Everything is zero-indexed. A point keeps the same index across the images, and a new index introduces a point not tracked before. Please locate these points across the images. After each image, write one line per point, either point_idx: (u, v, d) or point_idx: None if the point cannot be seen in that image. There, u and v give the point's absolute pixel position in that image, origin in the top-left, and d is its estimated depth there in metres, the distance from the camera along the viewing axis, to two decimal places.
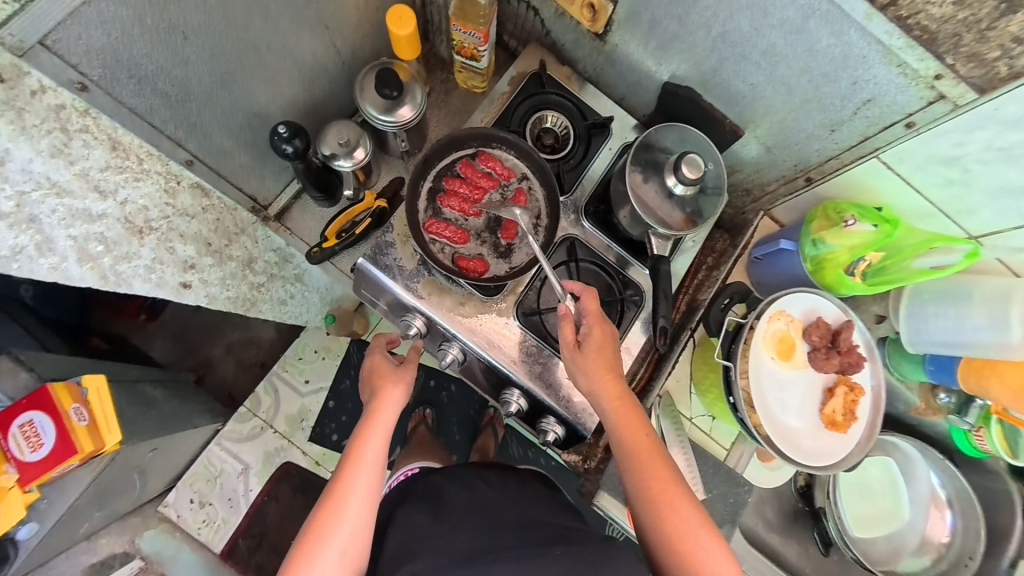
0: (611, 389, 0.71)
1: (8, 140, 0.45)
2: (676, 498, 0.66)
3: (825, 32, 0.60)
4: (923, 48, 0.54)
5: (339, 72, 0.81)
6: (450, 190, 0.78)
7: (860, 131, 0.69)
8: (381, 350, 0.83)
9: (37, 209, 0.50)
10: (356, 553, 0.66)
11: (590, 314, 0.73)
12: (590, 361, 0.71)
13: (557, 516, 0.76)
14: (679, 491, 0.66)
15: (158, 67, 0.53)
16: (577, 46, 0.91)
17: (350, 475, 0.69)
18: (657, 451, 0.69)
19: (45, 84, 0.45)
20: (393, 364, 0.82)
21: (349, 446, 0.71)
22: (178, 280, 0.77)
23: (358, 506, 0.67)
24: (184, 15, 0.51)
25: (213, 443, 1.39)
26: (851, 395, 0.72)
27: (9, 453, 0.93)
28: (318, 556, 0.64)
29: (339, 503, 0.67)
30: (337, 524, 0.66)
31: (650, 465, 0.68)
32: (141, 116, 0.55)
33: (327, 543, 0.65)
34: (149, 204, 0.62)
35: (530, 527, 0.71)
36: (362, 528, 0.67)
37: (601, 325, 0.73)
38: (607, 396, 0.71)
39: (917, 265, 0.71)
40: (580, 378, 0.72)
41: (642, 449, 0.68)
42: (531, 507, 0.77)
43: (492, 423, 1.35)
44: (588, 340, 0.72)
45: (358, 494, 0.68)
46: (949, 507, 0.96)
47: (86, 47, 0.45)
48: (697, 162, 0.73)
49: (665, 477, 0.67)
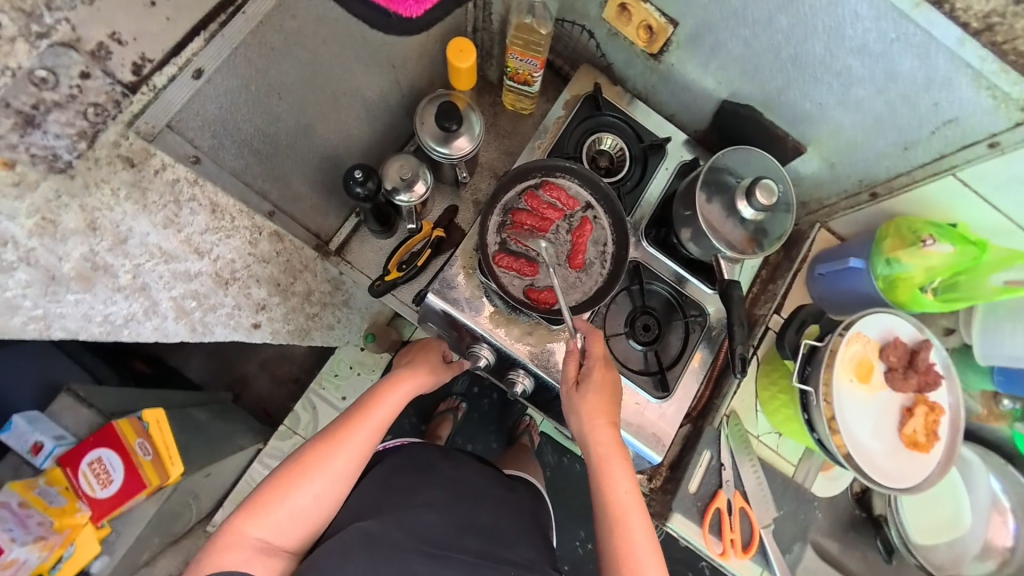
0: (600, 434, 0.71)
1: (131, 218, 0.55)
2: (640, 550, 0.64)
3: (909, 56, 0.59)
4: (1017, 72, 0.54)
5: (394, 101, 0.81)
6: (517, 222, 0.78)
7: (936, 151, 0.69)
8: (434, 347, 0.86)
9: (148, 276, 0.59)
10: (327, 501, 0.66)
11: (592, 356, 0.74)
12: (585, 404, 0.72)
13: (525, 539, 0.73)
14: (646, 543, 0.65)
15: (256, 128, 0.66)
16: (629, 65, 0.90)
17: (351, 429, 0.69)
18: (636, 502, 0.67)
19: (166, 161, 0.57)
20: (438, 359, 0.83)
21: (360, 402, 0.71)
22: (249, 321, 0.77)
23: (346, 461, 0.67)
24: (279, 77, 0.65)
25: (256, 461, 1.34)
26: (930, 415, 0.75)
27: (79, 490, 0.92)
28: (293, 490, 0.65)
29: (331, 450, 0.67)
30: (323, 470, 0.66)
31: (626, 512, 0.66)
32: (236, 175, 0.67)
33: (305, 482, 0.65)
34: (235, 256, 0.68)
35: (497, 540, 0.70)
36: (340, 482, 0.67)
37: (603, 370, 0.73)
38: (596, 440, 0.71)
39: (994, 282, 0.75)
40: (571, 416, 0.73)
41: (621, 493, 0.67)
42: (506, 518, 0.75)
43: (525, 432, 1.33)
44: (587, 382, 0.73)
45: (350, 450, 0.68)
46: (1012, 512, 0.97)
47: (200, 120, 0.60)
48: (771, 188, 0.72)
49: (633, 525, 0.66)
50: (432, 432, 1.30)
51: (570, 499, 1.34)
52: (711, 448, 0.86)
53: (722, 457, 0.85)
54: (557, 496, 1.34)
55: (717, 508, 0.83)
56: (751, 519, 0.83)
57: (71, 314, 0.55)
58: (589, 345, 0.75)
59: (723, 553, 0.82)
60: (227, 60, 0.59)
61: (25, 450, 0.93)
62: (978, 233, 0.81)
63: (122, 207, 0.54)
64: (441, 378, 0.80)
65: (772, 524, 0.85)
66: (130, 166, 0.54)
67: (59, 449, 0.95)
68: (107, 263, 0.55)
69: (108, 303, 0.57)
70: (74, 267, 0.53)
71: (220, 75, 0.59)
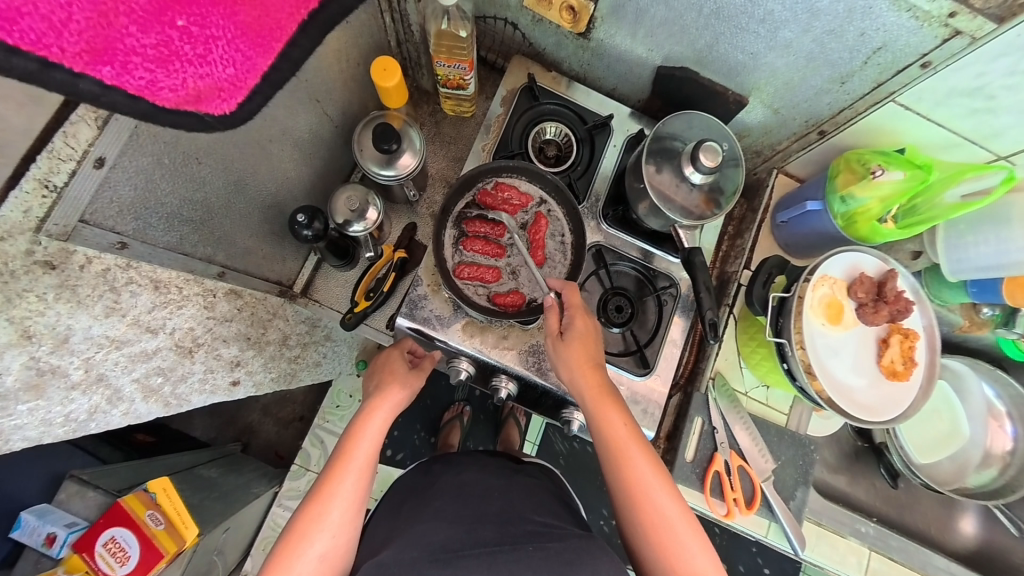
0: (591, 382, 0.68)
1: (67, 316, 0.49)
2: (659, 499, 0.63)
3: None
4: None
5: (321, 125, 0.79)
6: (472, 232, 0.79)
7: (872, 79, 0.70)
8: (399, 349, 0.82)
9: (103, 366, 0.56)
10: (336, 556, 0.63)
11: (572, 306, 0.71)
12: (572, 354, 0.68)
13: (540, 511, 0.72)
14: (666, 500, 0.63)
15: (183, 198, 0.59)
16: (560, 47, 0.89)
17: (337, 478, 0.66)
18: (636, 446, 0.66)
19: (91, 255, 0.49)
20: (407, 365, 0.79)
21: (338, 447, 0.69)
22: (227, 380, 0.80)
23: (343, 510, 0.65)
24: (195, 144, 0.56)
25: (275, 504, 1.30)
26: (906, 341, 0.76)
27: (100, 571, 0.89)
28: (295, 558, 0.61)
29: (322, 506, 0.64)
30: (320, 527, 0.63)
31: (629, 463, 0.65)
32: (175, 249, 0.60)
33: (306, 545, 0.62)
34: (193, 324, 0.66)
35: (511, 521, 0.68)
36: (342, 533, 0.64)
37: (584, 316, 0.71)
38: (588, 390, 0.68)
39: (949, 200, 0.73)
40: (563, 371, 0.69)
41: (625, 459, 0.65)
42: (518, 499, 0.73)
43: (513, 413, 1.33)
44: (571, 331, 0.70)
45: (342, 499, 0.65)
46: (1008, 416, 0.99)
47: (117, 207, 0.50)
48: (714, 149, 0.71)
49: (649, 487, 0.64)
50: (442, 441, 1.29)
51: (590, 480, 1.35)
52: (702, 414, 0.88)
53: (714, 421, 0.87)
54: (574, 479, 1.35)
55: (716, 470, 0.84)
56: (751, 475, 0.85)
57: (27, 423, 0.51)
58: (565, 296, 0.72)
59: (728, 513, 0.84)
60: (130, 142, 0.48)
61: (39, 545, 0.92)
62: (927, 150, 0.81)
63: (53, 308, 0.47)
64: (420, 387, 0.77)
65: (772, 475, 0.87)
66: (52, 269, 0.46)
67: (72, 536, 0.93)
68: (53, 364, 0.50)
69: (67, 402, 0.54)
70: (18, 379, 0.47)
71: (127, 158, 0.49)
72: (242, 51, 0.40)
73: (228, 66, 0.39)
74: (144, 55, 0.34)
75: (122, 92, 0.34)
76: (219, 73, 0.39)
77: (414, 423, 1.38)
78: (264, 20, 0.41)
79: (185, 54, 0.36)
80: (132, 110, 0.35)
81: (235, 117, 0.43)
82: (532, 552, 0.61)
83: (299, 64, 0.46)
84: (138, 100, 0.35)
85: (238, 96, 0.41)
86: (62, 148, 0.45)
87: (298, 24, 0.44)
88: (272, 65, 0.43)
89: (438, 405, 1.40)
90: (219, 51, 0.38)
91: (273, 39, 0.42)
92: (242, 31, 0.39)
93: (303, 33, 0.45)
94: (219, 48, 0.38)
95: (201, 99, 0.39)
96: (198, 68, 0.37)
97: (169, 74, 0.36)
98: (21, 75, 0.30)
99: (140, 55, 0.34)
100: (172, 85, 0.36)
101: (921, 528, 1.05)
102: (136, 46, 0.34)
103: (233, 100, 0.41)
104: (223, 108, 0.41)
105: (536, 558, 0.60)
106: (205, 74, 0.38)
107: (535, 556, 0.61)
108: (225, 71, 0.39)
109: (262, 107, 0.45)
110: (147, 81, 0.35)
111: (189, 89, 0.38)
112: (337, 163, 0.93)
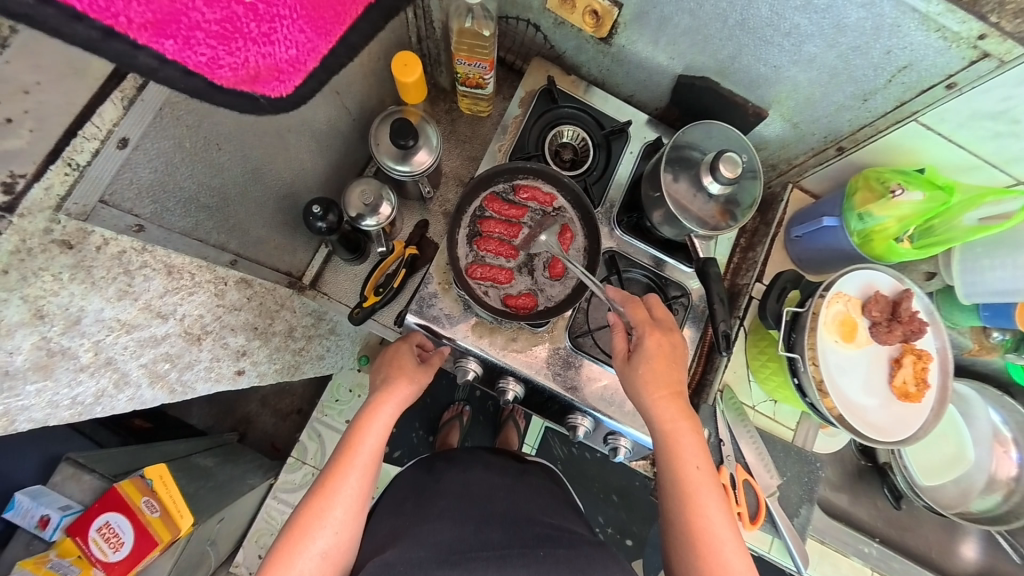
0: (665, 408, 0.67)
1: (80, 298, 0.48)
2: (725, 547, 0.62)
3: (855, 8, 0.58)
4: (963, 11, 0.54)
5: (336, 117, 0.79)
6: (486, 232, 0.79)
7: (895, 97, 0.70)
8: (407, 344, 0.80)
9: (112, 351, 0.55)
10: (339, 554, 0.62)
11: (639, 323, 0.70)
12: (642, 376, 0.67)
13: (549, 513, 0.71)
14: (731, 542, 0.62)
15: (200, 183, 0.58)
16: (580, 51, 0.89)
17: (340, 475, 0.65)
18: (705, 477, 0.65)
19: (107, 237, 0.48)
20: (416, 360, 0.78)
21: (343, 442, 0.68)
22: (232, 369, 0.79)
23: (346, 507, 0.64)
24: (216, 131, 0.56)
25: (269, 497, 1.28)
26: (919, 363, 0.76)
27: (93, 557, 0.88)
28: (297, 555, 0.60)
29: (326, 502, 0.63)
30: (322, 523, 0.62)
31: (697, 504, 0.63)
32: (188, 235, 0.60)
33: (309, 542, 0.61)
34: (202, 311, 0.65)
35: (520, 523, 0.67)
36: (345, 531, 0.63)
37: (655, 334, 0.69)
38: (660, 415, 0.67)
39: (967, 222, 0.72)
40: (631, 392, 0.69)
41: (693, 500, 0.63)
42: (526, 498, 0.74)
43: (513, 415, 1.32)
44: (639, 352, 0.69)
45: (346, 496, 0.64)
46: (1013, 443, 0.99)
47: (136, 188, 0.50)
48: (734, 159, 0.71)
49: (712, 526, 0.62)
50: (442, 440, 1.28)
51: (588, 487, 1.34)
52: (708, 426, 0.87)
53: (720, 433, 0.86)
54: (572, 485, 1.34)
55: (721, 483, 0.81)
56: (756, 489, 0.83)
57: (34, 404, 0.50)
58: (631, 314, 0.71)
59: None
60: (153, 123, 0.48)
61: (32, 527, 0.91)
62: (946, 171, 0.81)
63: (67, 289, 0.47)
64: (428, 384, 0.76)
65: (777, 491, 0.86)
66: (68, 249, 0.46)
67: (66, 519, 0.92)
68: (63, 346, 0.49)
69: (75, 385, 0.53)
70: (28, 359, 0.47)
71: (149, 140, 0.48)
72: (306, 32, 0.40)
73: (290, 47, 0.40)
74: (207, 31, 0.34)
75: (181, 68, 0.34)
76: (280, 54, 0.39)
77: (413, 421, 1.37)
78: (327, 3, 0.41)
79: (249, 32, 0.36)
80: (188, 87, 0.35)
81: (288, 101, 0.42)
82: (542, 556, 0.61)
83: (357, 48, 0.46)
84: (195, 77, 0.35)
85: (295, 79, 0.41)
86: (89, 127, 0.44)
87: (361, 7, 0.44)
88: (330, 49, 0.43)
89: (438, 404, 1.39)
90: (284, 31, 0.38)
91: (335, 23, 0.42)
92: (306, 12, 0.39)
93: (365, 17, 0.45)
94: (284, 28, 0.38)
95: (258, 80, 0.39)
96: (260, 47, 0.38)
97: (231, 51, 0.36)
98: (82, 43, 0.29)
99: (204, 31, 0.34)
100: (232, 63, 0.36)
101: (921, 549, 1.04)
102: (201, 20, 0.34)
103: (291, 83, 0.41)
104: (279, 91, 0.40)
105: (546, 562, 0.60)
106: (267, 53, 0.38)
107: (547, 561, 0.60)
108: (286, 52, 0.39)
109: (316, 93, 0.44)
110: (208, 58, 0.35)
111: (249, 68, 0.38)
112: (351, 157, 0.92)
